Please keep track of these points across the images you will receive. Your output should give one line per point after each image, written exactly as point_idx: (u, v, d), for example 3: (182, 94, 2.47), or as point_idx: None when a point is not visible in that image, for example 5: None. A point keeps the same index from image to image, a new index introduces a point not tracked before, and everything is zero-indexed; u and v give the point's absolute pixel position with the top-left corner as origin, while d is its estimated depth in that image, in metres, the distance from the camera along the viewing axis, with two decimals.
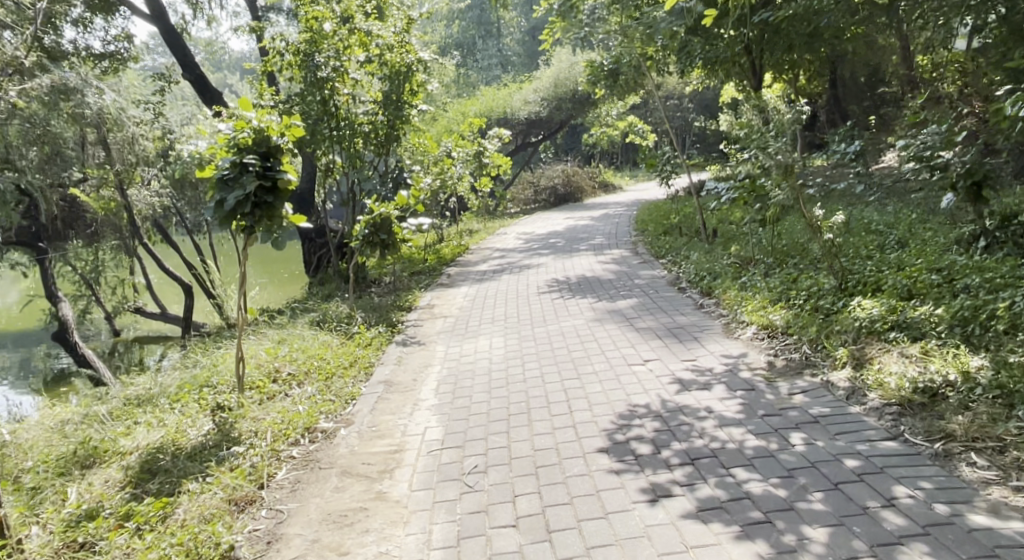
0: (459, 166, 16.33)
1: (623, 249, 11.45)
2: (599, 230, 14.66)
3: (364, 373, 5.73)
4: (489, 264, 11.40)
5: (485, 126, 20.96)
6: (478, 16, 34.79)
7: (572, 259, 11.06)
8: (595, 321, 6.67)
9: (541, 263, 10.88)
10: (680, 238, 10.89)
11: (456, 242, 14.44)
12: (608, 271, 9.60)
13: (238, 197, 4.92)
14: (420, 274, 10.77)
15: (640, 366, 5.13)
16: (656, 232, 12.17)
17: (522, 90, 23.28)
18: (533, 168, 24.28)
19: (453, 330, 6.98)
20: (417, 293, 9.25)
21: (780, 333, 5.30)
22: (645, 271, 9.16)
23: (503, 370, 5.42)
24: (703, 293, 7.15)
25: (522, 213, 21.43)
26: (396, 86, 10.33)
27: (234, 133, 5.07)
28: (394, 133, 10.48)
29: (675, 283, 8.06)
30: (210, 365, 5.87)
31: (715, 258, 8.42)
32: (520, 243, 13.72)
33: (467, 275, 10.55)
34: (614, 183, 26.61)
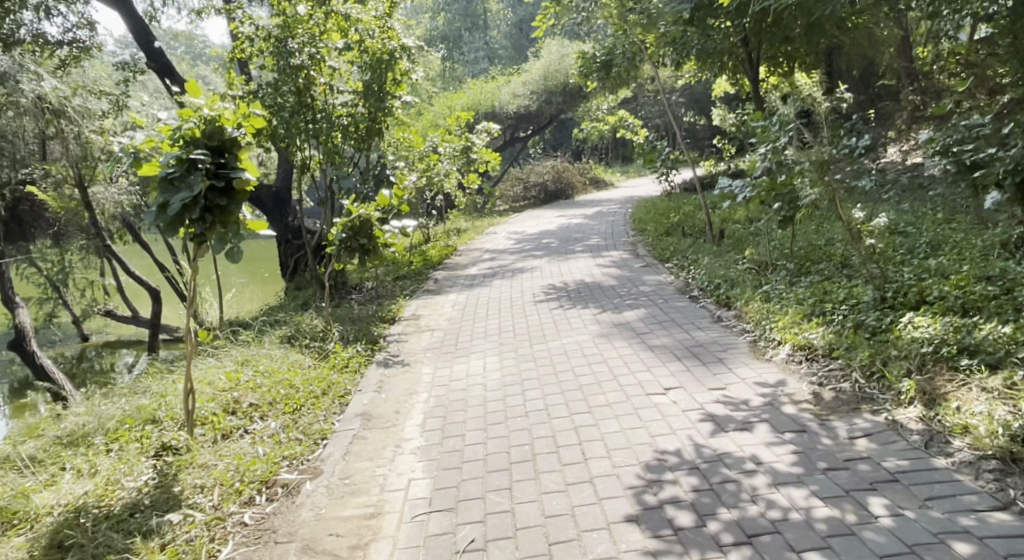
0: (446, 162, 15.54)
1: (622, 251, 10.74)
2: (594, 230, 13.94)
3: (338, 402, 4.96)
4: (480, 268, 10.64)
5: (472, 119, 20.19)
6: (464, 7, 33.94)
7: (569, 261, 10.33)
8: (602, 337, 5.92)
9: (535, 266, 10.14)
10: (683, 239, 10.19)
11: (443, 242, 13.67)
12: (609, 276, 8.88)
13: (184, 199, 4.11)
14: (405, 279, 9.98)
15: (660, 396, 4.39)
16: (657, 231, 11.46)
17: (510, 83, 22.48)
18: (522, 164, 23.52)
19: (441, 348, 6.20)
20: (401, 301, 8.47)
21: (821, 357, 4.57)
22: (649, 277, 8.44)
23: (499, 401, 4.67)
24: (720, 304, 6.43)
25: (511, 211, 20.67)
26: (378, 77, 9.44)
27: (179, 123, 4.27)
28: (376, 125, 9.64)
29: (686, 291, 7.34)
30: (160, 393, 5.07)
31: (727, 263, 7.70)
32: (512, 244, 12.96)
33: (456, 280, 9.79)
34: (605, 179, 25.92)
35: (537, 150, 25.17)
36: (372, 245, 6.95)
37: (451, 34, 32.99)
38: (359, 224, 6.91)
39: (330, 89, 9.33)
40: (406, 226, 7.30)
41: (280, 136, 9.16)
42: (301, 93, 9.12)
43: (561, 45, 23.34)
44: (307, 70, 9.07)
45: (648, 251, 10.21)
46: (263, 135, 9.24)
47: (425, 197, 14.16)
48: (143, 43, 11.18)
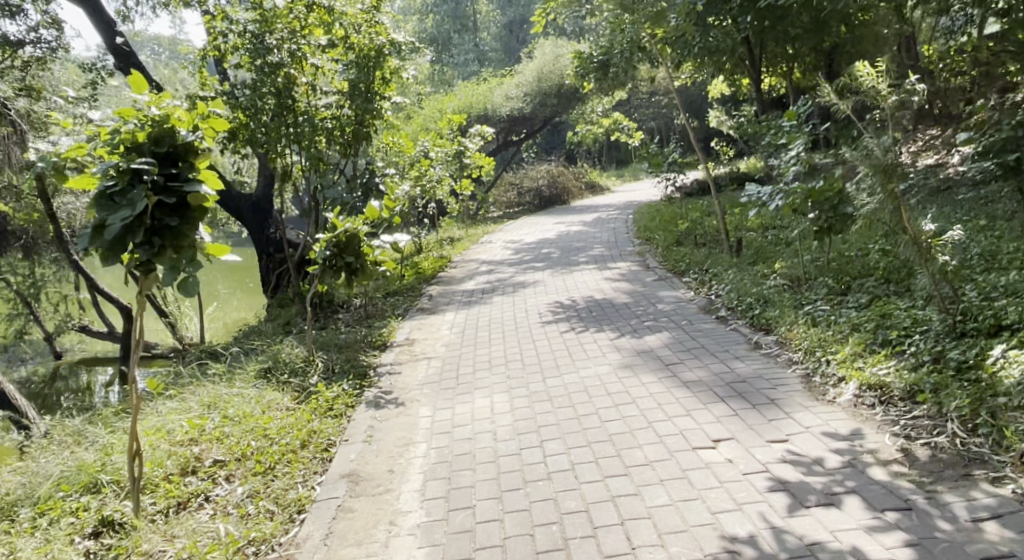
0: (438, 168, 14.79)
1: (630, 263, 10.00)
2: (595, 238, 13.21)
3: (321, 457, 4.17)
4: (477, 282, 9.87)
5: (464, 123, 19.47)
6: (452, 9, 33.28)
7: (573, 275, 9.58)
8: (625, 370, 5.16)
9: (537, 280, 9.40)
10: (696, 250, 9.46)
11: (436, 253, 12.91)
12: (620, 292, 8.13)
13: (125, 219, 3.29)
14: (397, 296, 9.20)
15: (710, 452, 3.63)
16: (665, 240, 10.77)
17: (503, 85, 21.73)
18: (516, 169, 22.79)
19: (441, 383, 5.42)
20: (393, 322, 7.69)
21: (899, 400, 3.82)
22: (665, 293, 7.70)
23: (514, 456, 3.89)
24: (756, 328, 5.70)
25: (505, 218, 19.94)
26: (365, 74, 8.77)
27: (116, 126, 3.47)
28: (362, 127, 8.90)
29: (711, 311, 6.60)
30: (108, 445, 4.28)
31: (754, 278, 6.98)
32: (510, 254, 12.23)
33: (453, 296, 9.04)
34: (601, 183, 25.25)
35: (530, 154, 24.45)
36: (361, 263, 6.17)
37: (440, 37, 32.15)
38: (345, 239, 6.12)
39: (313, 89, 8.47)
40: (398, 239, 6.52)
41: (255, 140, 8.35)
42: (281, 94, 8.24)
43: (554, 46, 22.60)
44: (286, 68, 8.26)
45: (658, 263, 9.48)
46: (237, 138, 8.45)
47: (416, 205, 13.39)
48: (108, 42, 10.35)
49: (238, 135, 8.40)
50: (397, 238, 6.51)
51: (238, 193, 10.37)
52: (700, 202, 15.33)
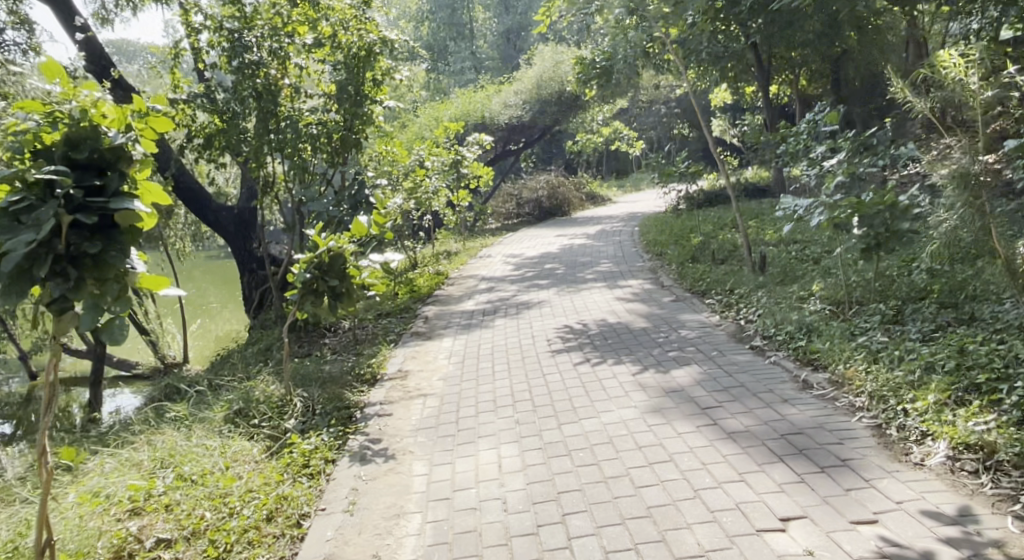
0: (434, 178, 14.06)
1: (643, 280, 9.25)
2: (601, 252, 12.50)
3: (291, 534, 3.39)
4: (478, 302, 9.13)
5: (461, 131, 18.78)
6: (448, 17, 32.70)
7: (582, 293, 8.84)
8: (656, 414, 4.40)
9: (542, 301, 8.67)
10: (715, 267, 8.73)
11: (432, 269, 12.15)
12: (635, 314, 7.37)
13: (29, 245, 2.51)
14: (390, 319, 8.46)
15: (783, 538, 2.86)
16: (678, 255, 10.06)
17: (501, 93, 21.02)
18: (515, 179, 22.09)
19: (439, 430, 4.65)
20: (384, 349, 6.94)
21: (1014, 471, 3.07)
22: (687, 317, 6.95)
23: (529, 537, 3.11)
24: (802, 364, 4.96)
25: (504, 230, 19.20)
26: (356, 76, 8.00)
27: (23, 126, 2.71)
28: (351, 133, 8.13)
29: (744, 340, 5.85)
30: (30, 518, 3.48)
31: (788, 302, 6.25)
32: (511, 269, 11.52)
33: (451, 318, 8.30)
34: (601, 194, 24.56)
35: (530, 163, 23.73)
36: (346, 285, 5.38)
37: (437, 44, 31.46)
38: (329, 260, 5.35)
39: (295, 91, 7.83)
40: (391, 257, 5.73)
41: (231, 147, 7.75)
42: (258, 98, 7.51)
43: (554, 52, 21.97)
44: (264, 70, 7.52)
45: (674, 281, 8.74)
46: (214, 145, 7.89)
47: (411, 218, 12.66)
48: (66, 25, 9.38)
49: (213, 142, 7.86)
50: (389, 257, 5.70)
51: (219, 205, 9.61)
52: (709, 214, 14.65)
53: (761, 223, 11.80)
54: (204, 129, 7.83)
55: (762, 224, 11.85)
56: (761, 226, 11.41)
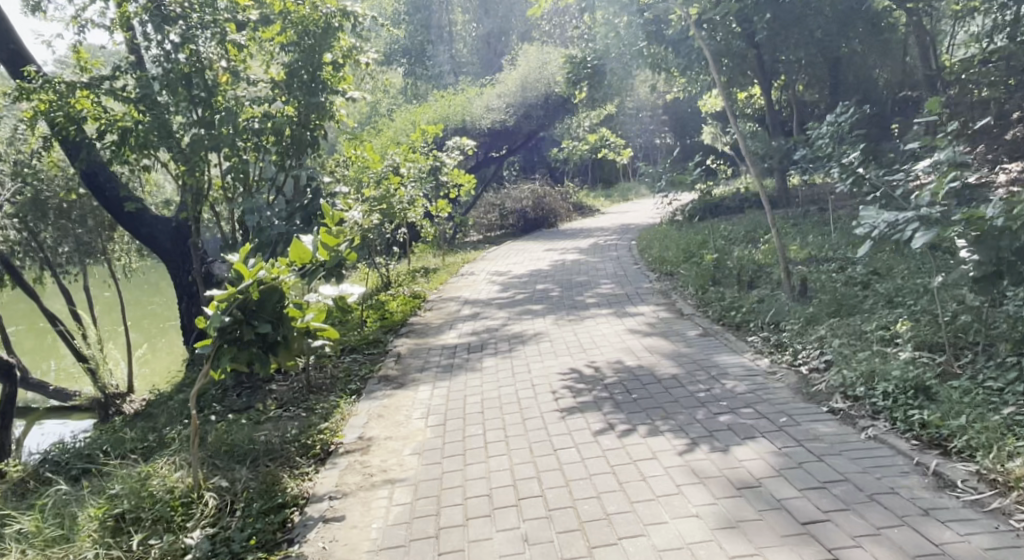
0: (408, 187, 12.61)
1: (656, 307, 7.82)
2: (599, 270, 11.12)
3: None
4: (460, 335, 7.64)
5: (442, 135, 17.36)
6: (426, 18, 31.24)
7: (586, 325, 7.37)
8: (739, 535, 2.93)
9: (540, 333, 7.25)
10: (744, 293, 7.31)
11: (407, 291, 10.68)
12: (659, 356, 5.90)
13: None
14: (352, 358, 6.94)
15: None
16: (691, 275, 8.73)
17: (481, 96, 19.46)
18: (497, 188, 20.71)
19: (408, 554, 3.14)
20: (342, 405, 5.42)
21: None
22: (728, 360, 5.49)
23: None
24: (925, 445, 3.51)
25: (487, 243, 17.78)
26: (310, 58, 6.74)
27: None
28: (303, 131, 6.68)
29: (817, 400, 4.39)
30: None
31: (864, 345, 4.84)
32: (498, 291, 10.13)
33: (429, 356, 6.82)
34: (588, 205, 23.27)
35: (514, 172, 22.37)
36: (283, 332, 3.89)
37: (414, 47, 29.76)
38: (259, 297, 3.86)
39: (238, 80, 6.39)
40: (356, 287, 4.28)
41: (155, 146, 6.13)
42: (189, 88, 6.11)
43: (540, 51, 20.73)
44: (199, 52, 6.13)
45: (697, 311, 7.31)
46: (127, 143, 6.17)
47: (382, 232, 11.17)
48: None
49: (127, 139, 6.15)
50: (348, 287, 4.25)
51: (153, 217, 8.00)
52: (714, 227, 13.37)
53: (777, 240, 10.49)
54: (121, 124, 6.17)
55: (779, 240, 10.56)
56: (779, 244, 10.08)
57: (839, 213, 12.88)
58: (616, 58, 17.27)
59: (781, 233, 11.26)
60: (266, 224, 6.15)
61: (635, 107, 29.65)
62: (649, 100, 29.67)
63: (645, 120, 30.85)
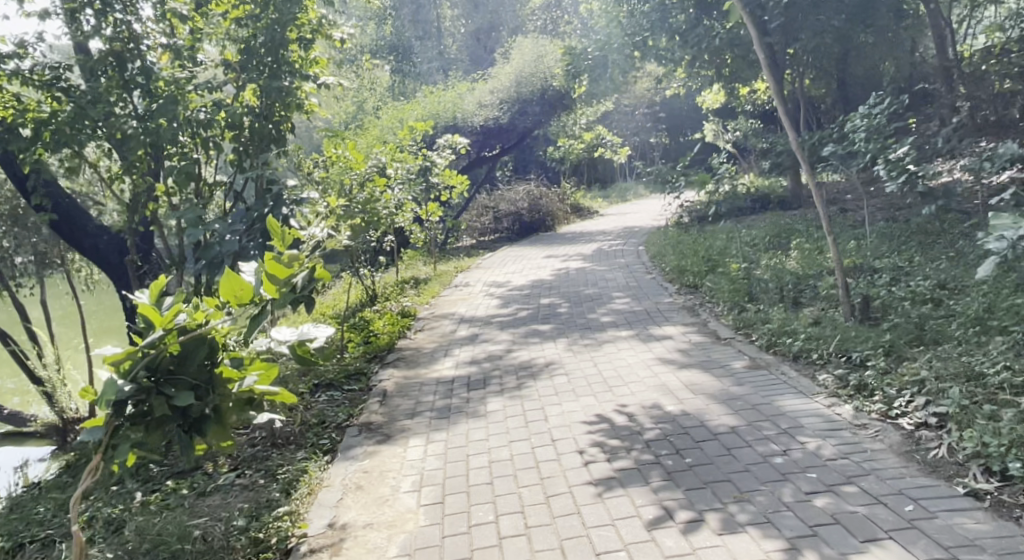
0: (395, 189, 11.56)
1: (685, 330, 6.73)
2: (609, 281, 10.05)
3: None
4: (458, 365, 6.52)
5: (432, 132, 16.25)
6: (413, 12, 30.11)
7: (606, 354, 6.26)
8: None
9: (553, 363, 6.15)
10: (791, 314, 6.22)
11: (396, 307, 9.59)
12: (706, 398, 4.79)
13: None
14: (329, 401, 5.78)
15: None
16: (720, 289, 7.67)
17: (474, 92, 18.36)
18: (490, 189, 19.62)
19: None
20: (310, 471, 4.24)
21: None
22: (798, 406, 4.37)
23: None
24: None
25: (482, 249, 16.69)
26: (271, 35, 5.44)
27: None
28: (269, 124, 5.53)
29: (944, 475, 3.26)
30: None
31: (987, 396, 3.73)
32: (500, 306, 9.05)
33: (422, 394, 5.69)
34: (586, 206, 22.25)
35: (508, 173, 21.26)
36: (214, 400, 2.74)
37: (400, 44, 29.31)
38: (177, 351, 2.71)
39: (177, 57, 5.47)
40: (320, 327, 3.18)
41: (73, 141, 5.07)
42: (120, 67, 5.34)
43: (535, 43, 19.67)
44: (132, 25, 5.42)
45: (737, 335, 6.22)
46: (41, 138, 5.09)
47: (365, 241, 10.06)
48: None
49: (43, 132, 5.07)
50: (310, 329, 3.14)
51: (98, 226, 6.79)
52: (728, 231, 12.34)
53: (807, 246, 9.45)
54: (33, 115, 5.09)
55: (808, 246, 9.51)
56: (811, 251, 9.04)
57: (865, 216, 11.87)
58: (617, 48, 16.31)
59: (807, 239, 10.25)
60: (217, 238, 4.98)
61: (631, 105, 28.69)
62: (645, 97, 28.74)
63: (641, 118, 29.86)
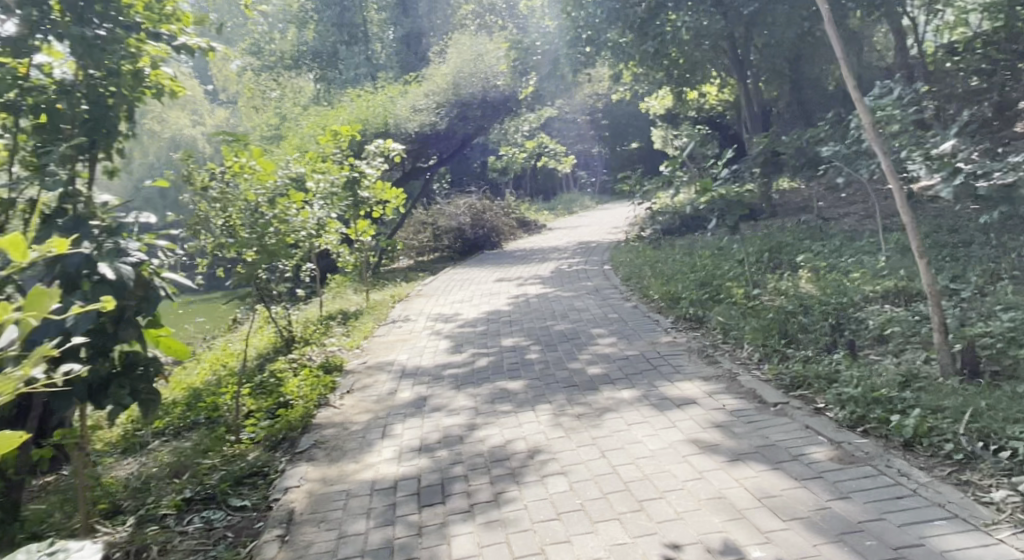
0: (315, 207, 9.61)
1: (711, 392, 4.94)
2: (582, 313, 8.28)
3: None
4: (398, 458, 4.52)
5: (362, 138, 14.26)
6: (338, 15, 28.00)
7: (613, 435, 4.39)
8: None
9: (538, 453, 4.28)
10: (862, 368, 4.53)
11: (317, 357, 7.59)
12: (806, 531, 2.97)
13: None
14: (200, 535, 3.75)
15: None
16: (737, 329, 6.01)
17: (407, 94, 16.03)
18: (427, 204, 17.69)
19: None
20: None
21: None
22: (984, 558, 2.60)
23: None
24: None
25: (421, 271, 14.75)
26: None
27: None
28: (111, 115, 4.33)
29: None
30: None
31: None
32: (450, 354, 7.18)
33: (348, 519, 3.73)
34: (532, 219, 20.55)
35: (447, 185, 19.43)
36: None
37: (325, 51, 28.86)
38: None
39: None
40: (51, 552, 1.23)
41: None
42: None
43: (476, 40, 17.94)
44: None
45: (791, 400, 4.47)
46: None
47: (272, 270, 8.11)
48: None
49: None
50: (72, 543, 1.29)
51: None
52: (705, 247, 10.80)
53: (817, 266, 7.88)
54: None
55: (816, 266, 7.98)
56: (826, 273, 7.50)
57: (859, 229, 10.49)
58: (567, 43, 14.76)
59: (807, 255, 8.72)
60: None
61: (572, 111, 27.28)
62: (587, 103, 27.39)
63: (582, 125, 28.47)
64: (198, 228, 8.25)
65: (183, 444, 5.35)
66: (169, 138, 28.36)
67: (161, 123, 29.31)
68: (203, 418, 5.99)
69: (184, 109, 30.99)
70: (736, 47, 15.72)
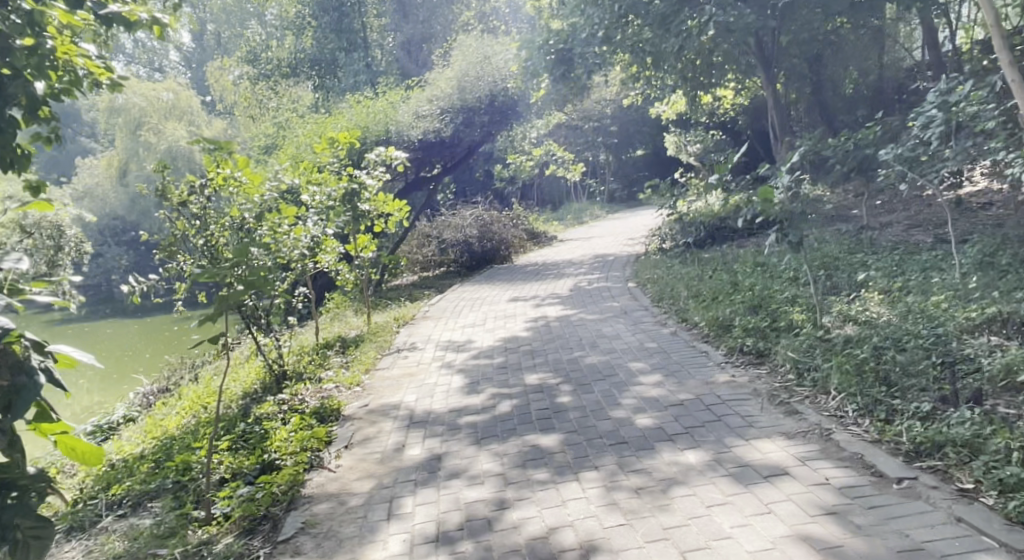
0: (309, 223, 8.59)
1: (803, 457, 3.89)
2: (614, 342, 7.27)
3: None
4: (410, 554, 3.47)
5: (360, 147, 13.29)
6: (336, 21, 27.06)
7: (689, 525, 3.34)
8: None
9: (592, 552, 3.24)
10: (1013, 432, 3.48)
11: (310, 399, 6.56)
12: None
13: None
14: None
15: None
16: (814, 371, 4.96)
17: (410, 99, 15.05)
18: (431, 215, 16.71)
19: None
20: None
21: None
22: None
23: None
24: None
25: (426, 288, 13.75)
26: None
27: None
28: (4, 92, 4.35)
29: None
30: None
31: None
32: (465, 396, 6.14)
33: None
34: (541, 230, 19.56)
35: (451, 195, 18.39)
36: None
37: (323, 58, 27.68)
38: None
39: None
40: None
41: None
42: None
43: (482, 41, 16.98)
44: None
45: (920, 476, 3.42)
46: None
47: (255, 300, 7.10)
48: None
49: None
50: None
51: None
52: (741, 262, 9.78)
53: (885, 287, 6.86)
54: None
55: (883, 287, 6.95)
56: (899, 296, 6.46)
57: (913, 243, 9.46)
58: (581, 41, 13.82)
59: (867, 273, 7.70)
60: None
61: (580, 117, 26.34)
62: (595, 109, 26.45)
63: (590, 132, 27.52)
64: (174, 249, 7.34)
65: (140, 525, 4.33)
66: (165, 150, 27.45)
67: (156, 135, 28.38)
68: (172, 481, 4.98)
69: (180, 120, 30.12)
70: (761, 44, 14.74)
